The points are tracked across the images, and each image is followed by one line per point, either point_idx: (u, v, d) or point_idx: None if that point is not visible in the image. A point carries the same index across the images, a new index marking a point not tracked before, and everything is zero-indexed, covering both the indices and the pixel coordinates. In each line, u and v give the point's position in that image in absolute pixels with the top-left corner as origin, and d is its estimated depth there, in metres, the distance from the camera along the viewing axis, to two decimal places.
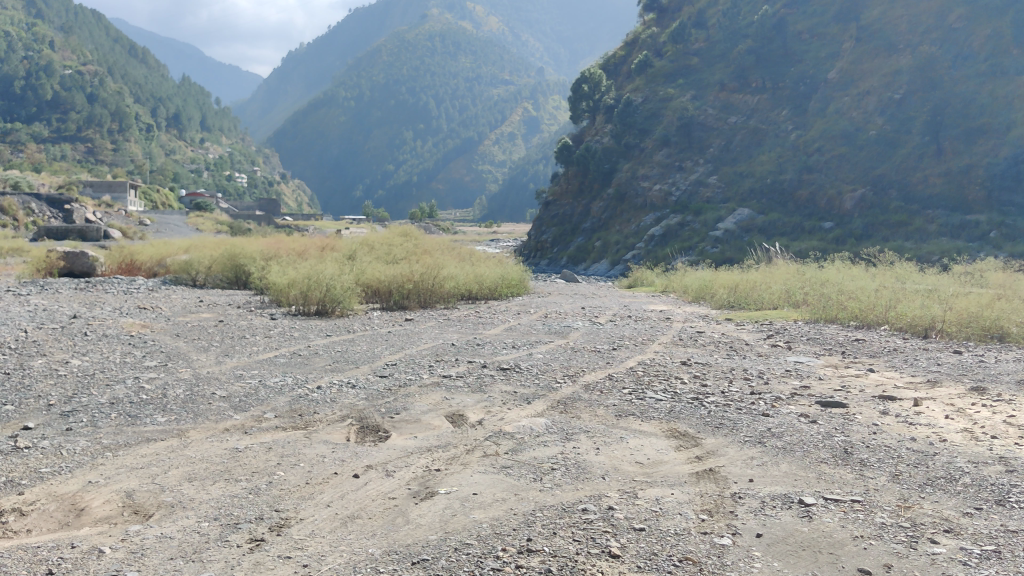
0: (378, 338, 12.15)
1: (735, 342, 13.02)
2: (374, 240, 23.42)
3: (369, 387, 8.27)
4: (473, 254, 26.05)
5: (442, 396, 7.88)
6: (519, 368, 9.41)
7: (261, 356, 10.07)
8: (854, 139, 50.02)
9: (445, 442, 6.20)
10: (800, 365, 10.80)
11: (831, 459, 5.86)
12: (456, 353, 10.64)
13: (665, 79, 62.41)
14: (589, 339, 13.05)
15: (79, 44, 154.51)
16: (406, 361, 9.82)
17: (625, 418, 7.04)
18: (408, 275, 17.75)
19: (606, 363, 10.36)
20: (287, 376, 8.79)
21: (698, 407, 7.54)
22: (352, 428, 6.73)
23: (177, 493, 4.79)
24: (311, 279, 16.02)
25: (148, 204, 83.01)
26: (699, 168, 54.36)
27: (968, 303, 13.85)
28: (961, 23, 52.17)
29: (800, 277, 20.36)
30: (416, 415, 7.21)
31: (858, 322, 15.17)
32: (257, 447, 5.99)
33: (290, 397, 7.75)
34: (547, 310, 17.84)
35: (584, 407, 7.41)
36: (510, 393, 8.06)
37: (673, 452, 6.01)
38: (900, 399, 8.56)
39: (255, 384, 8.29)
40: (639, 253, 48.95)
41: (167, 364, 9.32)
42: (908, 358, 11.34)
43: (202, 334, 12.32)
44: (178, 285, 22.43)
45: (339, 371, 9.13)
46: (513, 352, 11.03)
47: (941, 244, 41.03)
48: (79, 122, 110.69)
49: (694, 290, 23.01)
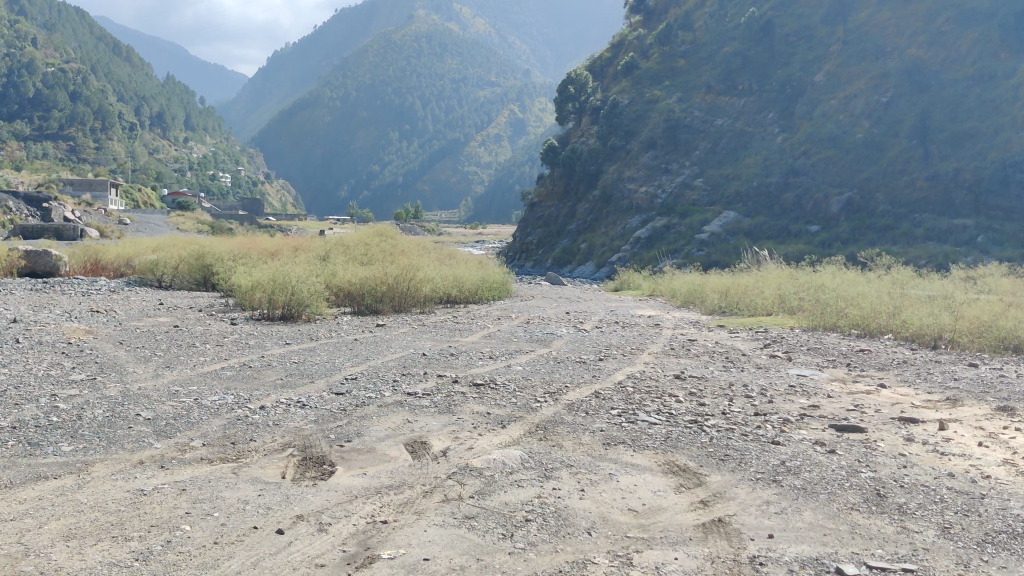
0: (343, 347, 11.06)
1: (730, 352, 12.03)
2: (349, 241, 22.33)
3: (319, 407, 7.22)
4: (454, 255, 25.00)
5: (403, 419, 6.84)
6: (493, 384, 8.35)
7: (208, 368, 8.98)
8: (841, 142, 49.25)
9: (399, 482, 5.15)
10: (804, 380, 9.80)
11: (862, 505, 4.88)
12: (426, 365, 9.58)
13: (651, 81, 61.57)
14: (575, 348, 12.04)
15: (61, 41, 152.74)
16: (368, 375, 8.75)
17: (614, 447, 6.02)
18: (382, 277, 16.61)
19: (592, 377, 9.30)
20: (229, 394, 7.69)
21: (698, 434, 6.51)
22: (292, 460, 5.73)
23: (43, 561, 3.73)
24: (277, 282, 14.97)
25: (129, 203, 81.52)
26: (685, 171, 53.44)
27: (979, 312, 12.86)
28: (949, 27, 51.43)
29: (793, 282, 19.38)
30: (371, 442, 6.15)
31: (859, 330, 14.21)
32: (171, 488, 4.93)
33: (226, 420, 6.71)
34: (527, 315, 16.83)
35: (564, 433, 6.40)
36: (483, 414, 7.02)
37: (673, 494, 4.99)
38: (926, 423, 7.55)
39: (189, 403, 7.23)
40: (624, 256, 47.99)
41: (95, 378, 8.25)
42: (920, 372, 10.36)
43: (148, 342, 11.17)
44: (142, 286, 21.27)
45: (289, 387, 8.07)
46: (490, 364, 9.97)
47: (929, 248, 40.26)
48: (62, 121, 109.56)
49: (683, 295, 21.98)
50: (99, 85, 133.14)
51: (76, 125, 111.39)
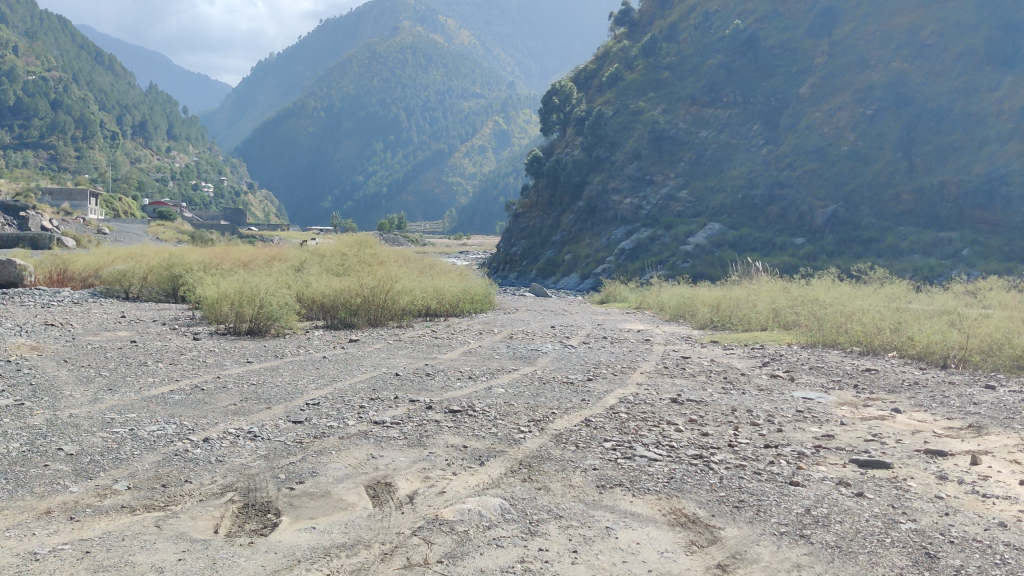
0: (310, 366, 10.14)
1: (727, 372, 11.20)
2: (326, 252, 21.44)
3: (273, 439, 6.36)
4: (435, 265, 24.14)
5: (366, 454, 5.97)
6: (472, 410, 7.44)
7: (153, 392, 8.05)
8: (826, 154, 48.82)
9: (353, 538, 4.31)
10: (810, 403, 8.98)
11: (911, 570, 4.06)
12: (398, 387, 8.67)
13: (635, 92, 60.99)
14: (562, 366, 11.20)
15: (42, 48, 151.40)
16: (332, 400, 7.82)
17: (610, 490, 5.18)
18: (357, 289, 15.69)
19: (581, 401, 8.40)
20: (171, 424, 6.74)
21: (705, 473, 5.68)
22: (232, 508, 4.87)
23: None
24: (244, 293, 14.06)
25: (109, 212, 80.09)
26: (669, 182, 52.77)
27: (991, 329, 12.06)
28: (934, 40, 51.02)
29: (787, 294, 18.62)
30: (327, 485, 5.30)
31: (862, 347, 13.37)
32: (72, 550, 4.03)
33: (162, 456, 5.80)
34: (510, 330, 15.91)
35: (551, 472, 5.55)
36: (459, 448, 6.15)
37: (684, 556, 4.15)
38: (955, 456, 6.72)
39: (123, 435, 6.30)
40: (610, 267, 47.17)
41: (22, 403, 7.29)
42: (936, 396, 9.53)
43: (95, 359, 10.24)
44: (109, 297, 20.29)
45: (242, 414, 7.17)
46: (468, 386, 9.04)
47: (915, 261, 39.60)
48: (42, 129, 108.02)
49: (672, 308, 21.18)
50: (80, 94, 131.58)
51: (57, 135, 110.16)
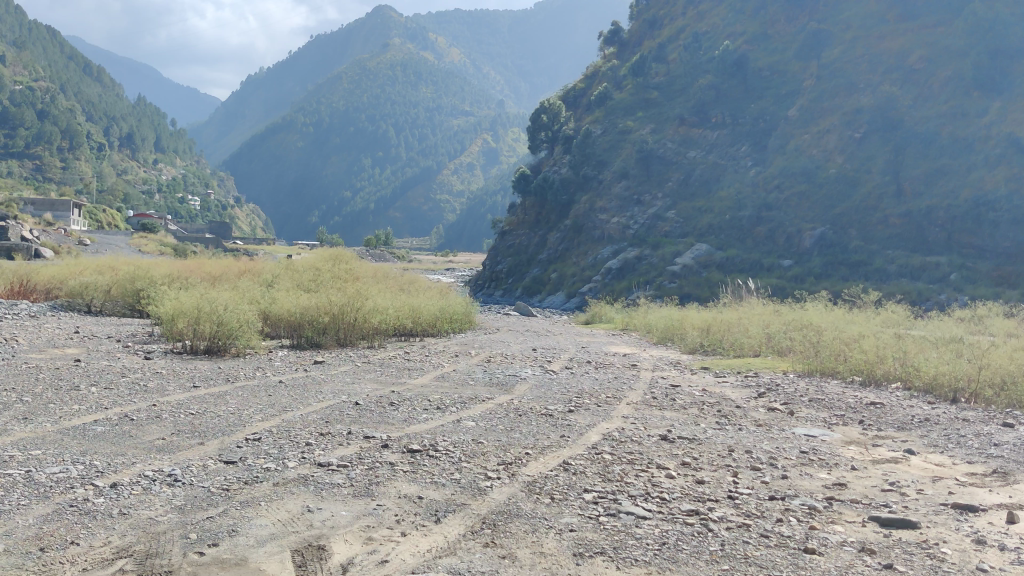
0: (260, 393, 9.15)
1: (721, 404, 10.23)
2: (299, 267, 20.46)
3: (194, 486, 5.40)
4: (414, 283, 23.18)
5: (301, 507, 5.02)
6: (434, 450, 6.51)
7: (75, 423, 7.07)
8: (815, 177, 48.23)
9: None
10: (815, 444, 8.06)
11: None
12: (355, 420, 7.67)
13: (623, 111, 60.44)
14: (541, 395, 10.25)
15: (31, 58, 150.36)
16: (278, 435, 6.87)
17: (589, 561, 4.26)
18: (325, 306, 14.78)
19: (560, 438, 7.46)
20: (76, 465, 5.74)
21: (703, 536, 4.76)
22: None
23: None
24: (202, 308, 13.07)
25: (92, 223, 78.53)
26: (657, 203, 52.14)
27: (1003, 361, 11.20)
28: (922, 64, 50.60)
29: (781, 318, 17.71)
30: (243, 550, 4.33)
31: (862, 377, 12.43)
32: None
33: (52, 508, 4.84)
34: (488, 352, 15.02)
35: (519, 535, 4.62)
36: (413, 500, 5.22)
37: None
38: (988, 512, 5.81)
39: (17, 479, 5.33)
40: (595, 287, 46.39)
41: None
42: (952, 435, 8.65)
43: (24, 382, 9.16)
44: (69, 310, 19.24)
45: (167, 453, 6.19)
46: (434, 418, 8.10)
47: (902, 285, 38.87)
48: (28, 139, 106.76)
49: (660, 331, 20.21)
50: (69, 104, 130.31)
51: (42, 144, 108.87)
